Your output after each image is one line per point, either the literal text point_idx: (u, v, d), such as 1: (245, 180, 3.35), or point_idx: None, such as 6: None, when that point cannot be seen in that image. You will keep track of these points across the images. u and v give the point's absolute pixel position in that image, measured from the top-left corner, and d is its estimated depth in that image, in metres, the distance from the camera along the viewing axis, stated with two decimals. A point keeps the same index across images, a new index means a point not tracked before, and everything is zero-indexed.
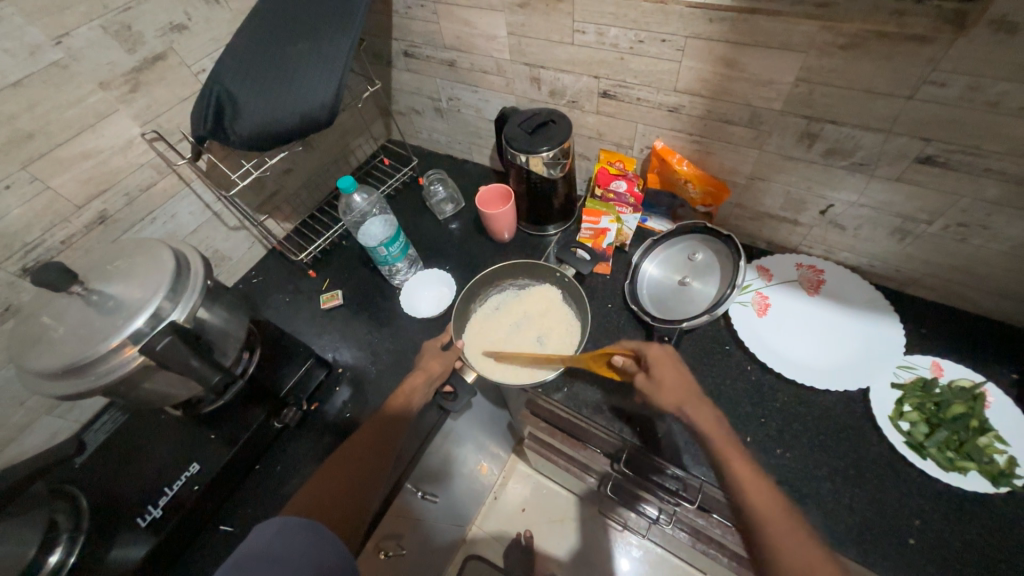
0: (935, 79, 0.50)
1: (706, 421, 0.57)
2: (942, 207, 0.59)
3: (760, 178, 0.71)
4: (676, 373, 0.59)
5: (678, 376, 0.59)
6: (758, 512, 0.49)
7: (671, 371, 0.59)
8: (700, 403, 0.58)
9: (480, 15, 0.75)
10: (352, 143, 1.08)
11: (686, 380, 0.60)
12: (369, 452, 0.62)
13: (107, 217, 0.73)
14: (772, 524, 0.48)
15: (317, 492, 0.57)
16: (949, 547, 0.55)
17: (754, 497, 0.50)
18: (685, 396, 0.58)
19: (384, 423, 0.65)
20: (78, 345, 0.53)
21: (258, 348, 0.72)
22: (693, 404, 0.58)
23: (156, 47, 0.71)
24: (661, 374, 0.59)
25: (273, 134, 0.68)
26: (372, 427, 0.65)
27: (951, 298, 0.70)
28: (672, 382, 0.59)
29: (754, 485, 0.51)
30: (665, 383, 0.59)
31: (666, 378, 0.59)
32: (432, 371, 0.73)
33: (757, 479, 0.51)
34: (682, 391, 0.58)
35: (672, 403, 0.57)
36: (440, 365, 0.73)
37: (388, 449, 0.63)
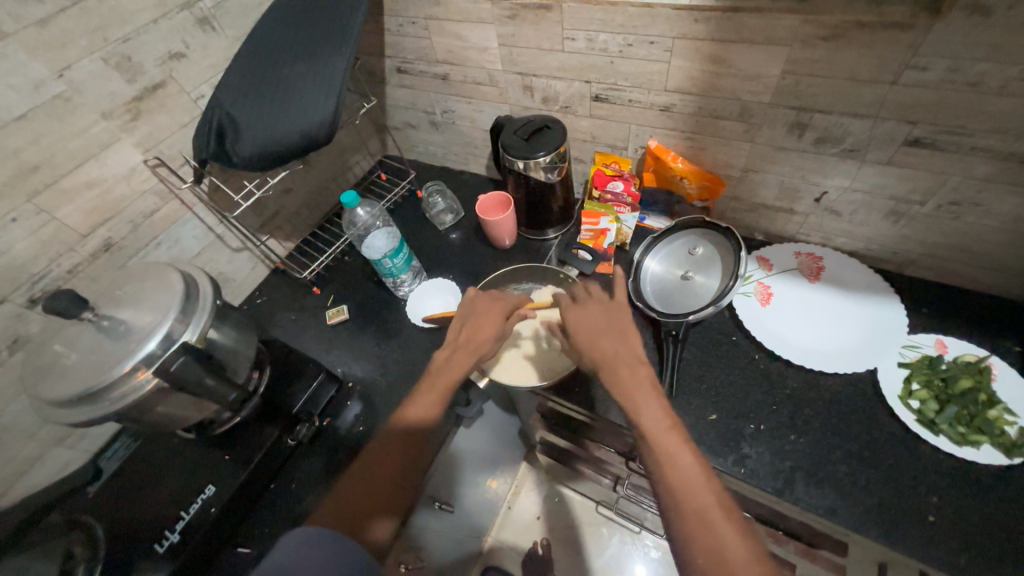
0: (916, 63, 0.52)
1: (623, 377, 0.55)
2: (933, 186, 0.61)
3: (753, 170, 0.73)
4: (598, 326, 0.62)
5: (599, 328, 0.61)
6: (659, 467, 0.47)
7: (591, 324, 0.63)
8: (621, 360, 0.57)
9: (471, 28, 0.77)
10: (350, 161, 1.09)
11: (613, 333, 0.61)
12: (383, 497, 0.56)
13: (112, 244, 0.74)
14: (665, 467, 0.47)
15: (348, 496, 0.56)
16: (968, 520, 0.55)
17: (659, 447, 0.49)
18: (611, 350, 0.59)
19: (401, 440, 0.61)
20: (92, 371, 0.53)
21: (268, 365, 0.73)
22: (614, 363, 0.57)
23: (156, 76, 0.72)
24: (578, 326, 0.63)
25: (274, 152, 0.69)
26: (386, 445, 0.60)
27: (948, 276, 0.72)
28: (592, 333, 0.61)
29: (654, 429, 0.50)
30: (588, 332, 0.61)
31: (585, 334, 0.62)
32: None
33: (669, 437, 0.49)
34: (606, 342, 0.60)
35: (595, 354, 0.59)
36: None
37: (389, 505, 0.56)
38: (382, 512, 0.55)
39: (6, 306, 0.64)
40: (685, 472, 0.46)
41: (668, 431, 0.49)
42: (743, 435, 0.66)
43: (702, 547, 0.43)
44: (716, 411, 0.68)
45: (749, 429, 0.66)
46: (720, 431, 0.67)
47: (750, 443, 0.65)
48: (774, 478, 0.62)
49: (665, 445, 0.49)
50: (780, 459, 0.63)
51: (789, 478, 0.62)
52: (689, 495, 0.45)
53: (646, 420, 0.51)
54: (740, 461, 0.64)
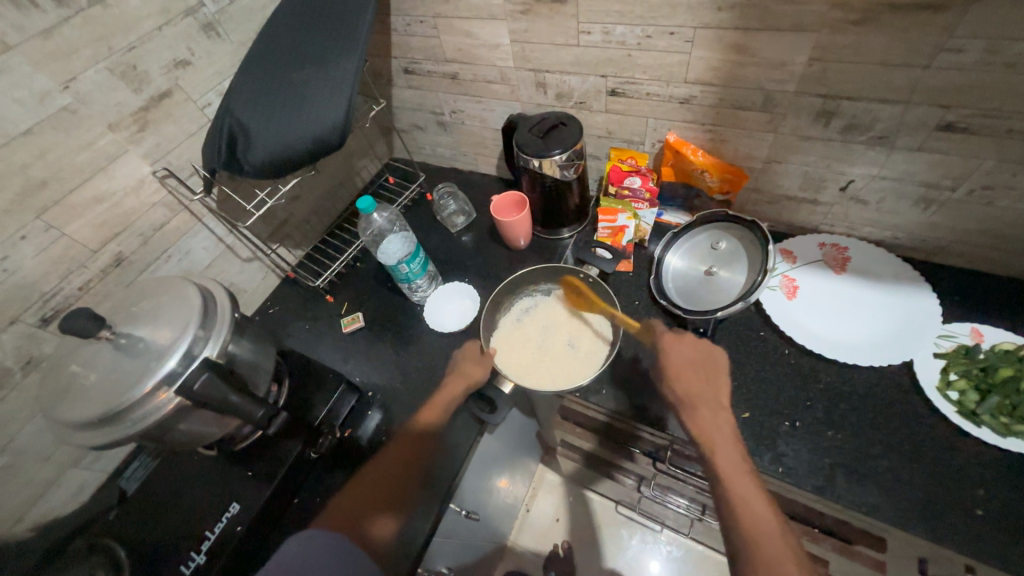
0: (952, 46, 0.50)
1: (707, 422, 0.59)
2: (966, 172, 0.59)
3: (777, 161, 0.71)
4: (689, 368, 0.63)
5: (691, 371, 0.63)
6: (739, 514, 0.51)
7: (684, 366, 0.64)
8: (706, 405, 0.60)
9: (482, 25, 0.75)
10: (357, 165, 1.08)
11: (703, 380, 0.62)
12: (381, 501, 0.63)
13: (123, 259, 0.72)
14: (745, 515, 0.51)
15: (351, 498, 0.63)
16: (1017, 514, 0.54)
17: (738, 496, 0.52)
18: (696, 392, 0.62)
19: (404, 448, 0.67)
20: (111, 391, 0.51)
21: (286, 379, 0.71)
22: (700, 407, 0.60)
23: (162, 84, 0.70)
24: (671, 363, 0.64)
25: (287, 159, 0.67)
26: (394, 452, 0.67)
27: (978, 263, 0.70)
28: (681, 376, 0.63)
29: (734, 478, 0.54)
30: (674, 370, 0.64)
31: (677, 373, 0.63)
32: (470, 376, 0.73)
33: (747, 487, 0.53)
34: (695, 384, 0.62)
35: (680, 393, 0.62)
36: (478, 371, 0.73)
37: (391, 507, 0.63)
38: (384, 514, 0.62)
39: (18, 326, 0.63)
40: (762, 530, 0.50)
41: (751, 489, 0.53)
42: (779, 432, 0.64)
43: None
44: (748, 409, 0.67)
45: (783, 426, 0.65)
46: (754, 429, 0.65)
47: (786, 440, 0.64)
48: (813, 476, 0.61)
49: (748, 502, 0.52)
50: (818, 456, 0.62)
51: (829, 476, 0.60)
52: (762, 543, 0.49)
53: (730, 474, 0.54)
54: (776, 459, 0.62)
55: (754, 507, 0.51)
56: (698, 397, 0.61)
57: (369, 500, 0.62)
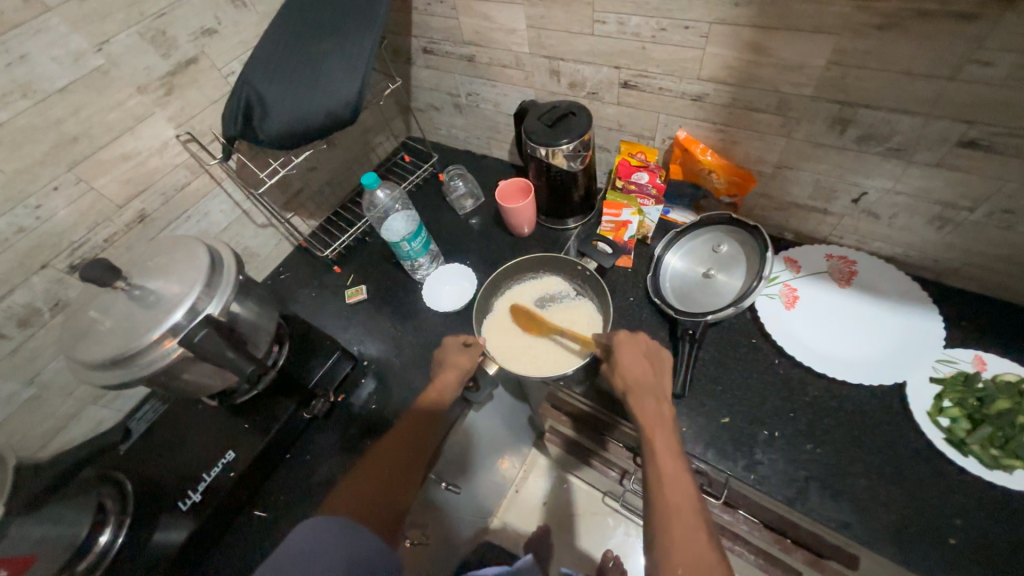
0: (979, 57, 0.47)
1: (647, 411, 0.60)
2: (986, 193, 0.57)
3: (787, 167, 0.69)
4: (642, 360, 0.65)
5: (643, 363, 0.64)
6: (664, 494, 0.54)
7: (635, 359, 0.65)
8: (649, 396, 0.62)
9: (499, 9, 0.75)
10: (373, 141, 1.10)
11: (652, 373, 0.64)
12: (397, 475, 0.64)
13: (146, 216, 0.77)
14: (668, 495, 0.53)
15: (372, 471, 0.66)
16: (992, 546, 0.53)
17: (665, 479, 0.55)
18: (642, 382, 0.63)
19: (409, 428, 0.70)
20: (122, 337, 0.56)
21: (287, 340, 0.75)
22: (642, 395, 0.62)
23: (189, 51, 0.73)
24: (625, 355, 0.65)
25: (300, 132, 0.69)
26: (399, 432, 0.69)
27: (994, 289, 0.67)
28: (633, 367, 0.64)
29: (667, 465, 0.56)
30: (623, 361, 0.65)
31: (629, 365, 0.64)
32: (458, 365, 0.74)
33: (676, 473, 0.55)
34: (641, 375, 0.63)
35: (622, 382, 0.64)
36: (464, 361, 0.74)
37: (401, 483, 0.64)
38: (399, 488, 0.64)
39: (48, 271, 0.68)
40: (685, 509, 0.52)
41: (678, 472, 0.55)
42: (757, 440, 0.64)
43: (683, 559, 0.49)
44: (729, 415, 0.67)
45: (762, 434, 0.65)
46: (733, 435, 0.65)
47: (763, 449, 0.64)
48: (785, 486, 0.61)
49: (674, 484, 0.54)
50: (793, 467, 0.62)
51: (801, 488, 0.60)
52: (679, 520, 0.52)
53: (662, 457, 0.56)
54: (751, 466, 0.63)
55: (677, 486, 0.54)
56: (642, 387, 0.62)
57: (384, 475, 0.65)
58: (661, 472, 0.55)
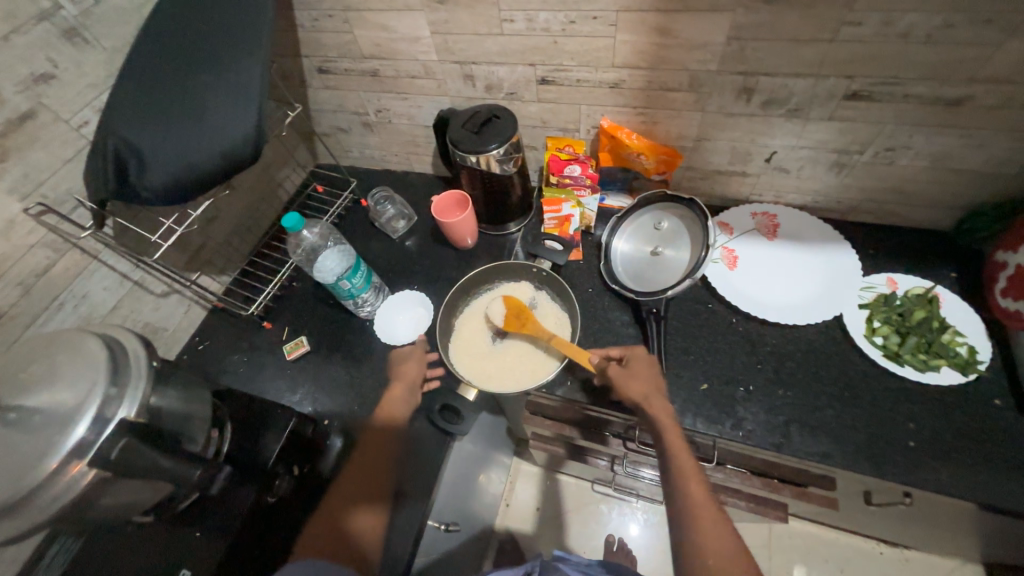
0: (852, 20, 0.53)
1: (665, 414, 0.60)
2: (871, 136, 0.64)
3: (705, 138, 0.73)
4: (653, 372, 0.64)
5: (654, 375, 0.64)
6: (687, 484, 0.54)
7: (648, 373, 0.64)
8: (663, 401, 0.62)
9: (398, 18, 0.70)
10: (278, 176, 0.99)
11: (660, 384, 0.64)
12: (359, 498, 0.62)
13: (1, 315, 0.61)
14: (691, 485, 0.53)
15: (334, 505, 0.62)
16: (942, 439, 0.60)
17: (688, 472, 0.54)
18: (654, 390, 0.62)
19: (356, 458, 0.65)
20: (6, 476, 0.43)
21: (227, 422, 0.63)
22: (657, 399, 0.61)
23: (20, 104, 0.59)
24: (639, 368, 0.64)
25: (193, 180, 0.59)
26: (361, 456, 0.66)
27: (887, 218, 0.77)
28: (645, 378, 0.63)
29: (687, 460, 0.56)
30: (637, 373, 0.64)
31: (642, 375, 0.63)
32: (409, 376, 0.73)
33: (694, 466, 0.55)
34: (652, 383, 0.63)
35: (638, 388, 0.62)
36: (414, 369, 0.74)
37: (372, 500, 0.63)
38: (366, 505, 0.62)
39: None
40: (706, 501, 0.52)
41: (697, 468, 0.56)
42: (736, 399, 0.68)
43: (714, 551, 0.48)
44: (706, 380, 0.70)
45: (740, 392, 0.68)
46: (715, 399, 0.68)
47: (744, 405, 0.67)
48: (770, 435, 0.64)
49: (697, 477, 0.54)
50: (773, 415, 0.66)
51: (784, 432, 0.64)
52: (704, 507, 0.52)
53: (682, 454, 0.56)
54: (737, 424, 0.66)
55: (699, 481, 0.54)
56: (656, 394, 0.62)
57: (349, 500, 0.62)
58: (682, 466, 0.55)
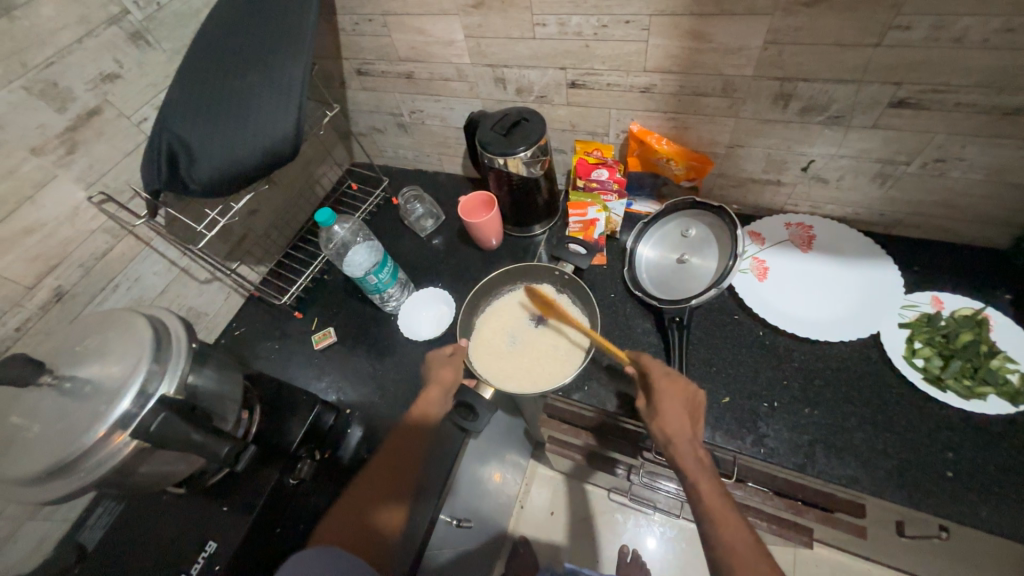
0: (900, 23, 0.51)
1: (691, 460, 0.56)
2: (919, 146, 0.61)
3: (739, 145, 0.72)
4: (682, 411, 0.59)
5: (682, 414, 0.58)
6: (721, 539, 0.50)
7: (674, 413, 0.58)
8: (689, 442, 0.57)
9: (434, 22, 0.72)
10: (316, 173, 1.03)
11: (691, 422, 0.59)
12: (383, 495, 0.61)
13: (64, 293, 0.67)
14: (727, 539, 0.50)
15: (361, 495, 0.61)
16: (985, 472, 0.56)
17: (721, 526, 0.51)
18: (680, 428, 0.58)
19: (384, 452, 0.65)
20: (60, 440, 0.47)
21: (257, 405, 0.67)
22: (682, 441, 0.57)
23: (89, 101, 0.65)
24: (664, 407, 0.59)
25: (237, 174, 0.63)
26: (389, 449, 0.65)
27: (934, 233, 0.73)
28: (671, 420, 0.58)
29: (719, 510, 0.52)
30: (663, 409, 0.59)
31: (666, 416, 0.59)
32: (445, 382, 0.70)
33: (730, 516, 0.52)
34: (679, 419, 0.58)
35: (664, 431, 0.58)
36: (450, 377, 0.71)
37: (395, 495, 0.61)
38: (390, 502, 0.61)
39: None
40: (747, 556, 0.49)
41: (733, 517, 0.52)
42: (759, 414, 0.65)
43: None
44: (728, 394, 0.68)
45: (763, 407, 0.66)
46: (736, 413, 0.66)
47: (767, 421, 0.65)
48: (793, 455, 0.62)
49: (732, 529, 0.51)
50: (797, 434, 0.63)
51: (809, 452, 0.62)
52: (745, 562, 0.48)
53: (713, 503, 0.53)
54: (758, 440, 0.64)
55: (736, 531, 0.51)
56: (683, 434, 0.58)
57: (372, 495, 0.61)
58: (716, 518, 0.52)
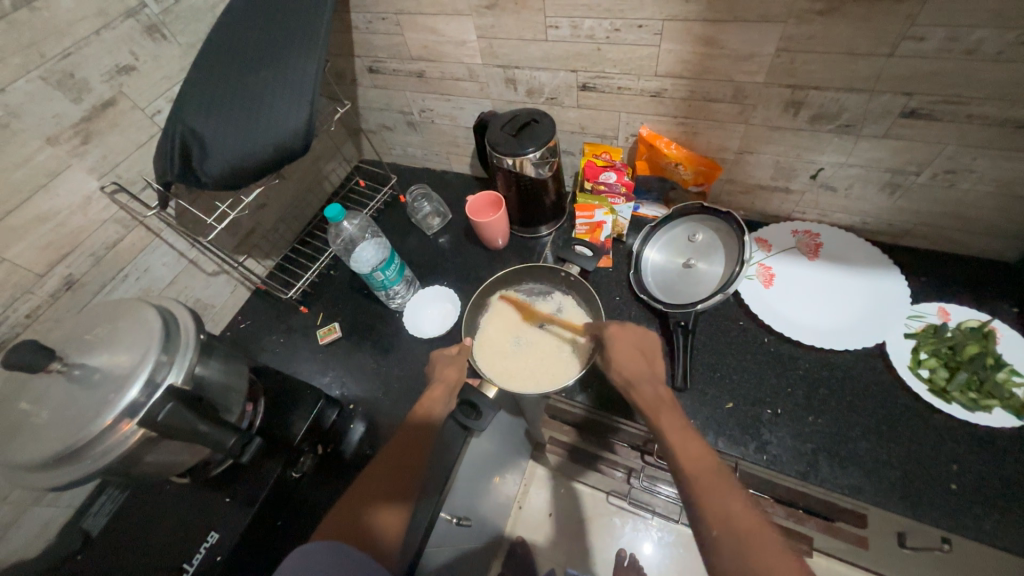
0: (913, 34, 0.51)
1: (646, 392, 0.57)
2: (929, 156, 0.61)
3: (748, 152, 0.72)
4: (632, 350, 0.62)
5: (633, 352, 0.62)
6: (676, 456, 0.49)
7: (625, 350, 0.62)
8: (647, 380, 0.59)
9: (447, 22, 0.73)
10: (325, 169, 1.04)
11: (646, 360, 0.61)
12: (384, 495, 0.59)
13: (74, 281, 0.67)
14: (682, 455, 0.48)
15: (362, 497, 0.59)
16: (989, 485, 0.56)
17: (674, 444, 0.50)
18: (634, 367, 0.60)
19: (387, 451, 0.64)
20: (69, 427, 0.48)
21: (262, 397, 0.68)
22: (638, 378, 0.59)
23: (104, 92, 0.66)
24: (616, 349, 0.63)
25: (248, 169, 0.63)
26: (392, 448, 0.64)
27: (942, 244, 0.73)
28: (625, 359, 0.61)
29: (672, 430, 0.51)
30: (617, 353, 0.62)
31: (620, 356, 0.62)
32: (449, 381, 0.71)
33: (684, 435, 0.51)
34: (633, 361, 0.61)
35: (622, 374, 0.60)
36: (454, 375, 0.71)
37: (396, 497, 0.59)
38: (390, 503, 0.59)
39: None
40: (701, 467, 0.47)
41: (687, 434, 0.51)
42: (762, 421, 0.65)
43: (716, 518, 0.43)
44: (732, 400, 0.68)
45: (766, 414, 0.66)
46: (739, 419, 0.66)
47: (770, 428, 0.65)
48: (796, 462, 0.62)
49: (685, 443, 0.49)
50: (800, 441, 0.63)
51: (812, 460, 0.61)
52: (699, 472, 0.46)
53: (667, 425, 0.52)
54: (761, 447, 0.64)
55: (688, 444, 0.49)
56: (640, 374, 0.59)
57: (373, 496, 0.59)
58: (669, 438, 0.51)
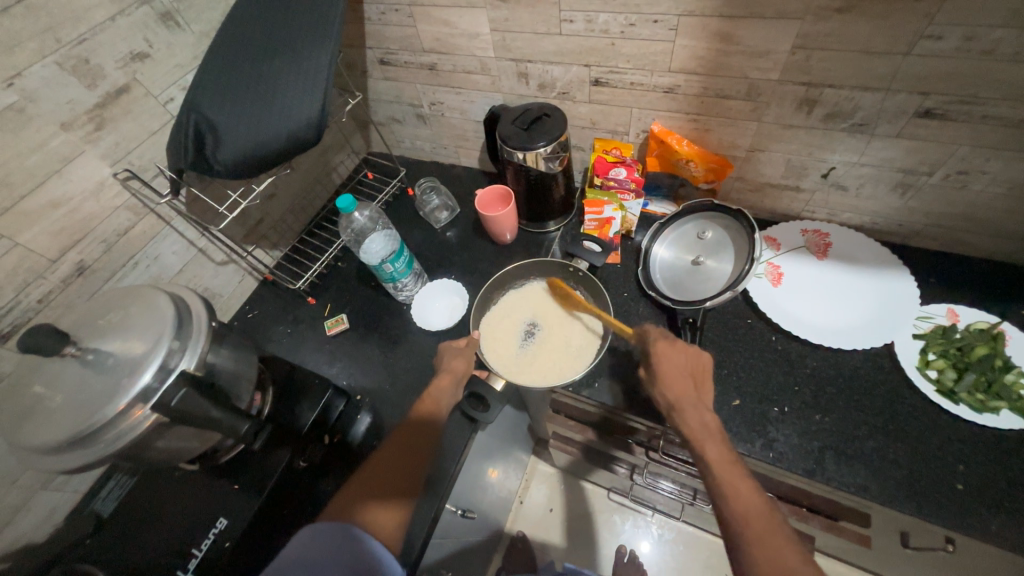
0: (931, 33, 0.50)
1: (696, 420, 0.56)
2: (943, 157, 0.61)
3: (760, 149, 0.72)
4: (680, 370, 0.60)
5: (680, 373, 0.59)
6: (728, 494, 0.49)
7: (671, 370, 0.60)
8: (696, 405, 0.57)
9: (460, 14, 0.73)
10: (333, 161, 1.04)
11: (690, 380, 0.59)
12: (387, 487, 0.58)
13: (85, 268, 0.68)
14: (733, 493, 0.49)
15: (366, 484, 0.59)
16: (995, 486, 0.56)
17: (725, 481, 0.50)
18: (682, 391, 0.58)
19: (397, 441, 0.64)
20: (82, 410, 0.48)
21: (270, 386, 0.68)
22: (685, 403, 0.57)
23: (118, 79, 0.66)
24: (661, 370, 0.60)
25: (261, 157, 0.63)
26: (398, 439, 0.64)
27: (951, 245, 0.73)
28: (673, 380, 0.59)
29: (726, 468, 0.51)
30: (665, 374, 0.60)
31: (667, 377, 0.60)
32: (457, 372, 0.71)
33: (737, 473, 0.51)
34: (680, 383, 0.59)
35: (671, 397, 0.58)
36: (463, 366, 0.71)
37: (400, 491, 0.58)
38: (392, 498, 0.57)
39: None
40: (754, 508, 0.48)
41: (739, 474, 0.51)
42: (769, 418, 0.66)
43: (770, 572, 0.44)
44: (739, 397, 0.68)
45: (773, 412, 0.66)
46: (746, 416, 0.66)
47: (777, 426, 0.65)
48: (802, 460, 0.62)
49: (737, 484, 0.50)
50: (807, 439, 0.63)
51: (818, 458, 0.62)
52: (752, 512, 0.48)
53: (718, 460, 0.52)
54: (767, 444, 0.64)
55: (742, 484, 0.50)
56: (689, 397, 0.58)
57: (377, 486, 0.58)
58: (719, 473, 0.51)
